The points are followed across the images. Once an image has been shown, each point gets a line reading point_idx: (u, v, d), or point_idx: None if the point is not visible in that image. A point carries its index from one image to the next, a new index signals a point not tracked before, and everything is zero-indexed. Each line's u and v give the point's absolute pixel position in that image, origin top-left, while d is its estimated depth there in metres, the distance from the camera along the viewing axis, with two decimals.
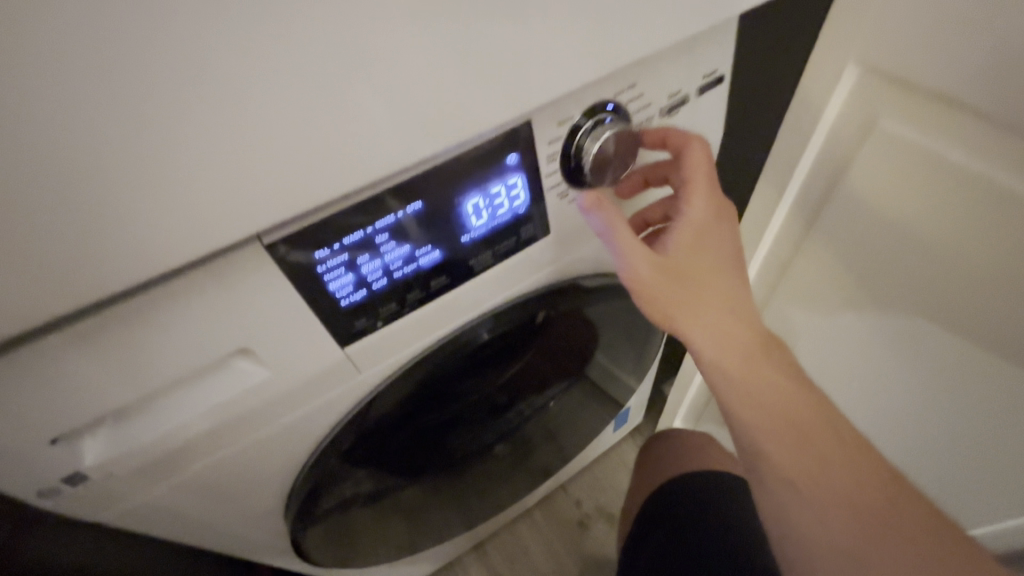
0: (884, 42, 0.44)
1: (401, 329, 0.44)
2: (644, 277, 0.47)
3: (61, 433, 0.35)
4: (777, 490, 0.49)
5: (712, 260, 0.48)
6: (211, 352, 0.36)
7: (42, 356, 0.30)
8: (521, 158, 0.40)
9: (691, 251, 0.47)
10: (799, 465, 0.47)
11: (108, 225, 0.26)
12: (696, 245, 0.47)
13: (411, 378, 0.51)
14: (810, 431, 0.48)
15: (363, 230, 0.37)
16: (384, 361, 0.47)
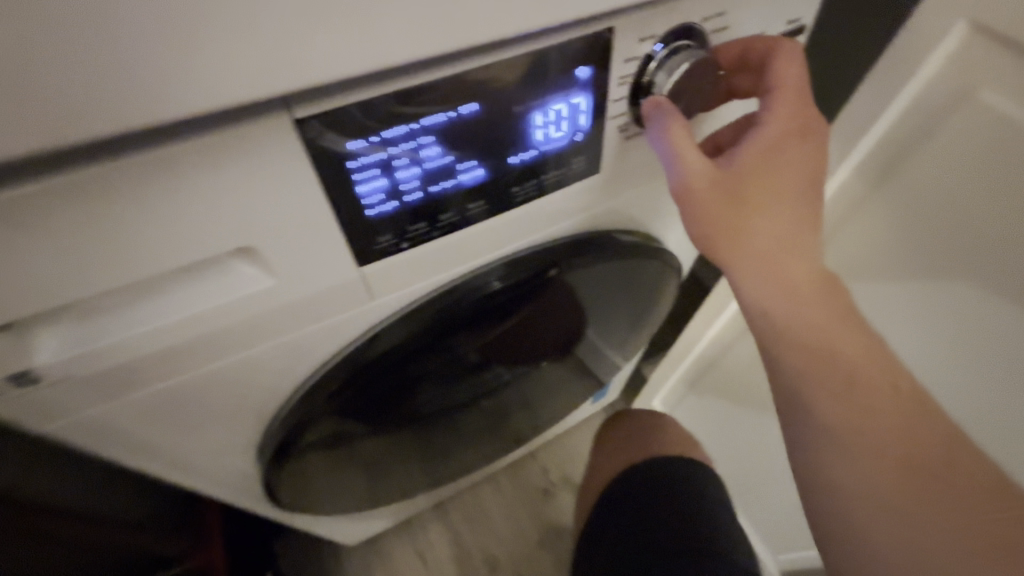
0: (993, 3, 0.41)
1: (417, 259, 0.39)
2: (696, 189, 0.38)
3: (15, 317, 0.28)
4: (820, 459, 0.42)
5: (791, 186, 0.38)
6: (209, 244, 0.30)
7: (1, 211, 0.24)
8: (592, 75, 0.35)
9: (769, 169, 0.38)
10: (858, 430, 0.40)
11: (123, 46, 0.21)
12: (775, 165, 0.38)
13: (415, 325, 0.46)
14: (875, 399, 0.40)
15: (408, 126, 0.31)
16: (389, 294, 0.41)
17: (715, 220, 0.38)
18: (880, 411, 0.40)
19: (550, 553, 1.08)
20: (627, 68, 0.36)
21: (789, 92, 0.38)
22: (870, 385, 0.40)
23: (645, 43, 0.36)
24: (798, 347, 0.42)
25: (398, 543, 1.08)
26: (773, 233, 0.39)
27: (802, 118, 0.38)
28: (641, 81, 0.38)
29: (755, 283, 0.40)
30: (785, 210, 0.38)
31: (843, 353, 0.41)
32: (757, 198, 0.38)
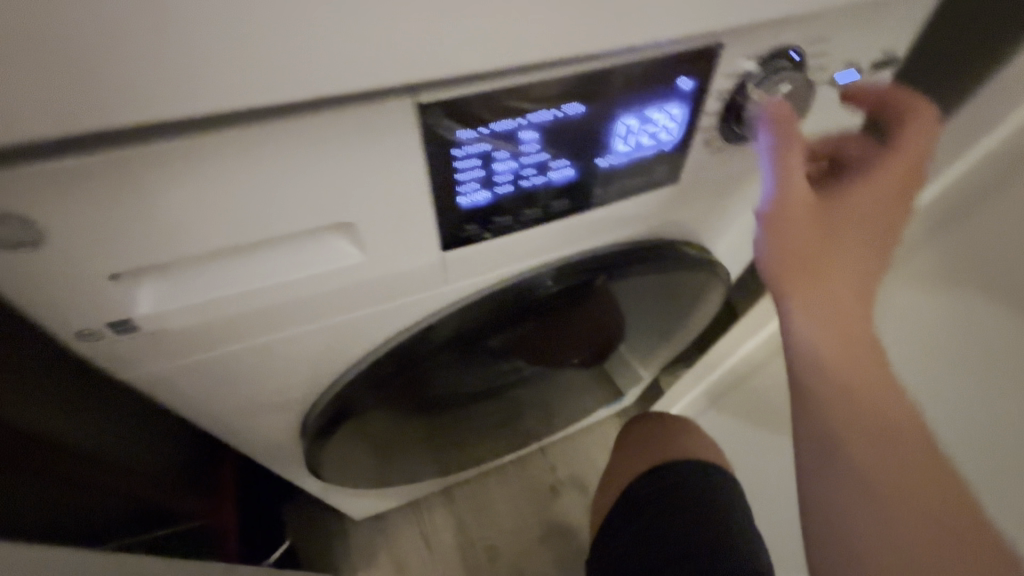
0: None
1: (486, 252, 0.40)
2: (792, 206, 0.38)
3: (127, 267, 0.29)
4: (842, 496, 0.42)
5: (868, 245, 0.42)
6: (314, 215, 0.31)
7: (140, 165, 0.25)
8: (694, 87, 0.36)
9: (856, 226, 0.41)
10: (885, 473, 0.41)
11: (285, 20, 0.22)
12: (862, 223, 0.41)
13: (469, 317, 0.47)
14: (907, 447, 0.40)
15: (516, 120, 0.31)
16: (449, 284, 0.42)
17: (800, 251, 0.40)
18: (917, 468, 0.40)
19: (551, 549, 1.07)
20: (724, 84, 0.37)
21: (901, 165, 0.40)
22: (913, 441, 0.41)
23: (746, 61, 0.36)
24: (846, 393, 0.42)
25: (403, 524, 1.06)
26: (847, 280, 0.41)
27: (902, 182, 0.41)
28: (736, 98, 0.38)
29: (822, 323, 0.41)
30: (860, 263, 0.42)
31: (886, 403, 0.41)
32: (839, 244, 0.41)
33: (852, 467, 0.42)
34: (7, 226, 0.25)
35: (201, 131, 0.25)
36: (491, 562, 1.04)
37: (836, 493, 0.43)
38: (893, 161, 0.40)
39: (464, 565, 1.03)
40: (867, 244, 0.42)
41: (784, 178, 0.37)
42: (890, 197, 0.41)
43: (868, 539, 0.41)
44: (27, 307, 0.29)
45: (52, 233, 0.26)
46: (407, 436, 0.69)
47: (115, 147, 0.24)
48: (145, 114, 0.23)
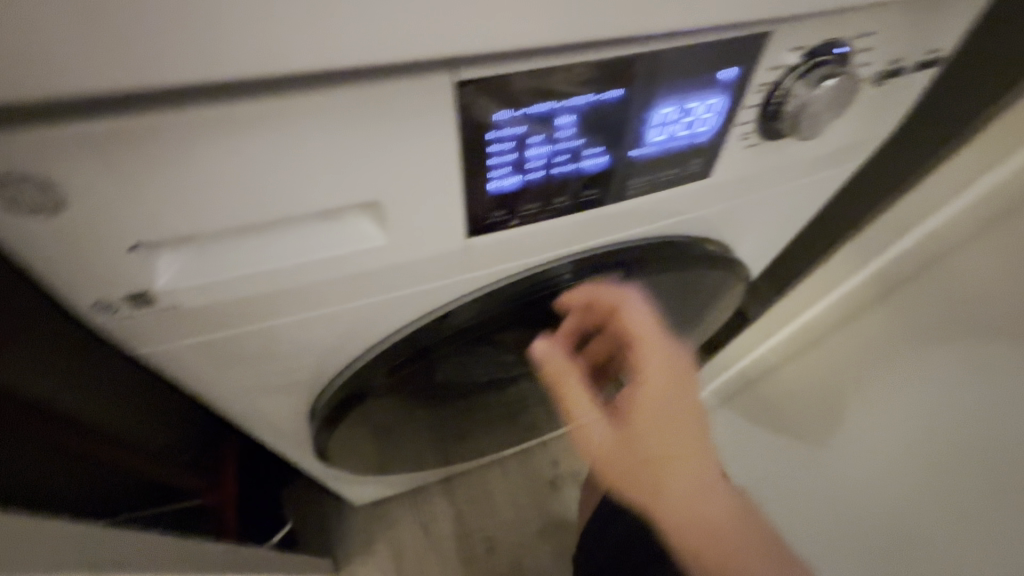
0: None
1: (505, 242, 0.39)
2: (604, 445, 0.52)
3: (148, 238, 0.28)
4: (695, 546, 0.47)
5: (679, 383, 0.53)
6: (341, 193, 0.30)
7: (167, 131, 0.24)
8: (737, 76, 0.35)
9: (659, 366, 0.54)
10: (717, 518, 0.48)
11: None
12: (656, 351, 0.55)
13: (484, 308, 0.46)
14: (726, 502, 0.49)
15: (554, 103, 0.31)
16: (467, 273, 0.41)
17: (605, 449, 0.52)
18: (740, 530, 0.48)
19: (548, 541, 1.04)
20: (766, 76, 0.36)
21: (650, 335, 0.55)
22: (722, 503, 0.48)
23: (789, 53, 0.35)
24: (681, 499, 0.47)
25: (402, 510, 1.04)
26: (671, 418, 0.51)
27: (666, 371, 0.53)
28: (777, 92, 0.37)
29: (664, 465, 0.48)
30: (670, 396, 0.52)
31: (703, 481, 0.48)
32: (674, 395, 0.52)
33: (695, 517, 0.47)
34: (26, 189, 0.24)
35: (234, 99, 0.24)
36: (489, 552, 1.02)
37: (687, 542, 0.47)
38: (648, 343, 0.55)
39: (461, 555, 1.01)
40: (679, 417, 0.51)
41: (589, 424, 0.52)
42: (674, 404, 0.52)
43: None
44: (42, 274, 0.28)
45: (72, 198, 0.25)
46: (412, 425, 0.67)
47: (141, 111, 0.23)
48: (171, 75, 0.22)
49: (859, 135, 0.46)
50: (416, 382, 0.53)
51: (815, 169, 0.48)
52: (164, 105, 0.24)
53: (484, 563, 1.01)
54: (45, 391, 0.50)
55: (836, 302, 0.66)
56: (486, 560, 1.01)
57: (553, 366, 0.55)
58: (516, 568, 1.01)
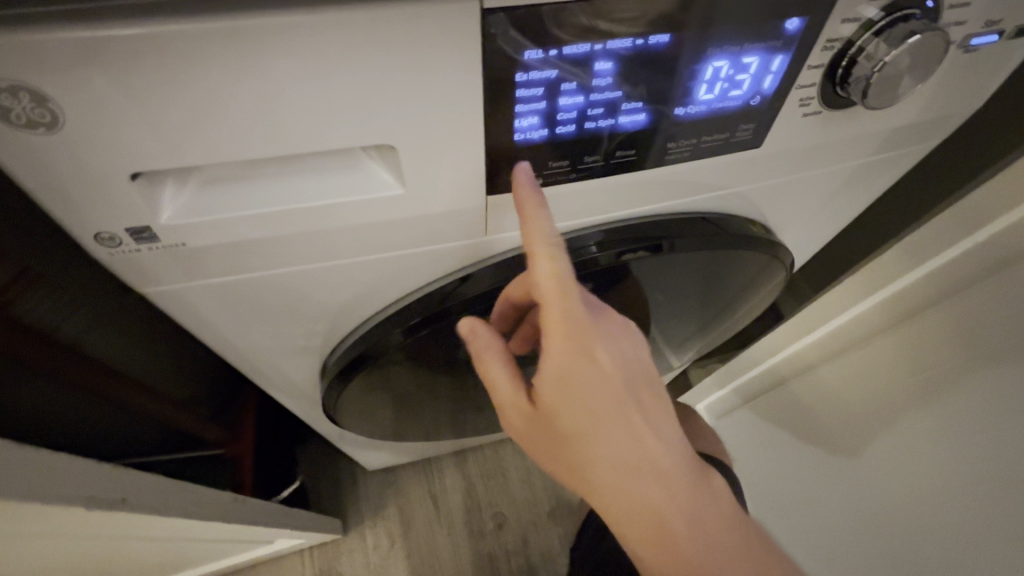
0: None
1: None
2: (519, 422, 0.40)
3: (145, 168, 0.27)
4: (640, 539, 0.38)
5: (590, 357, 0.35)
6: (352, 133, 0.28)
7: (161, 45, 0.23)
8: (800, 29, 0.31)
9: (563, 335, 0.34)
10: (670, 508, 0.37)
11: None
12: (566, 315, 0.34)
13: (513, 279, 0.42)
14: (680, 486, 0.37)
15: (592, 45, 0.28)
16: (488, 235, 0.38)
17: (523, 426, 0.40)
18: (688, 525, 0.37)
19: (558, 524, 1.01)
20: (838, 30, 0.31)
21: (554, 288, 0.34)
22: (667, 489, 0.37)
23: (867, 6, 0.31)
24: (607, 488, 0.37)
25: (413, 479, 1.03)
26: (587, 409, 0.35)
27: (574, 335, 0.34)
28: (849, 51, 0.32)
29: (572, 449, 0.37)
30: (584, 374, 0.35)
31: (653, 462, 0.36)
32: (580, 379, 0.35)
33: (633, 510, 0.37)
34: (20, 100, 0.23)
35: (246, 14, 0.23)
36: (497, 529, 1.00)
37: (631, 533, 0.38)
38: (553, 313, 0.34)
39: (469, 528, 1.00)
40: (608, 396, 0.35)
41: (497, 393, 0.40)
42: (588, 372, 0.35)
43: None
44: (44, 199, 0.27)
45: (68, 115, 0.24)
46: (427, 398, 0.66)
47: (141, 23, 0.22)
48: None
49: (938, 110, 0.41)
50: (430, 354, 0.51)
51: (881, 146, 0.44)
52: (169, 16, 0.22)
53: (491, 539, 1.00)
54: (67, 330, 0.51)
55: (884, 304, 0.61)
56: (494, 536, 1.00)
57: (474, 343, 0.40)
58: (523, 548, 0.99)
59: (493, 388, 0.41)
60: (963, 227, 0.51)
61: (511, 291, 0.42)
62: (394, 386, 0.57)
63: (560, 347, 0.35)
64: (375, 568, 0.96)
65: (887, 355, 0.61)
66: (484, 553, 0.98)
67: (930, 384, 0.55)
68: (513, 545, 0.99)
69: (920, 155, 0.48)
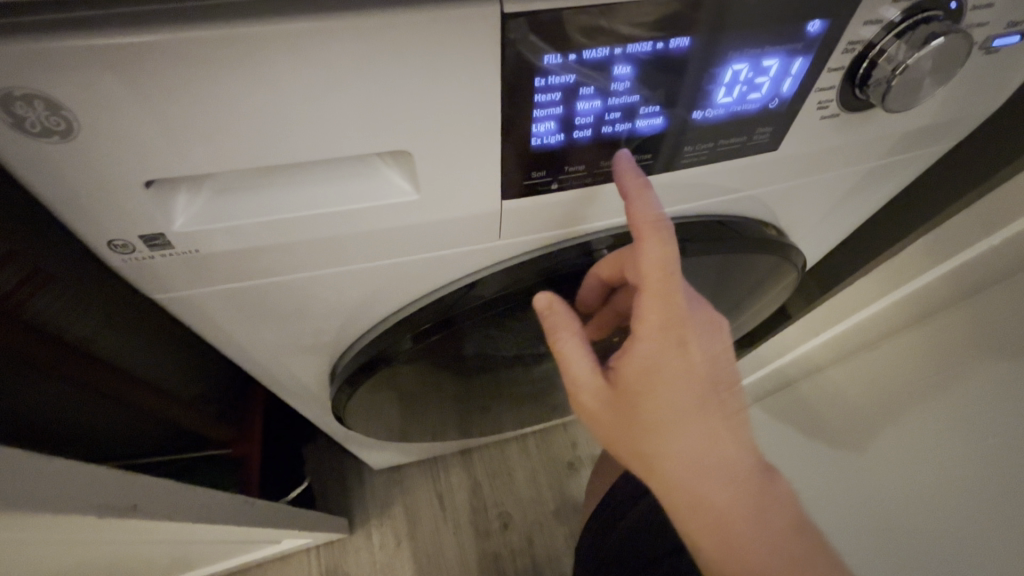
0: None
1: (543, 208, 0.36)
2: (588, 404, 0.41)
3: (159, 175, 0.27)
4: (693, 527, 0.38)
5: (681, 346, 0.37)
6: (368, 140, 0.27)
7: (175, 53, 0.22)
8: (822, 32, 0.30)
9: (659, 322, 0.36)
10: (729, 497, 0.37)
11: None
12: (663, 303, 0.36)
13: (523, 284, 0.42)
14: (741, 477, 0.38)
15: (612, 49, 0.27)
16: (501, 239, 0.38)
17: (594, 408, 0.41)
18: (752, 524, 0.38)
19: (564, 524, 1.01)
20: (859, 33, 0.31)
21: (655, 276, 0.36)
22: (733, 484, 0.38)
23: (888, 7, 0.30)
24: (676, 479, 0.38)
25: (420, 478, 1.03)
26: (670, 396, 0.37)
27: (670, 321, 0.36)
28: (870, 53, 0.32)
29: (646, 437, 0.38)
30: (671, 360, 0.37)
31: (725, 459, 0.38)
32: (668, 365, 0.37)
33: (694, 495, 0.38)
34: (34, 108, 0.23)
35: (261, 20, 0.22)
36: (503, 528, 1.00)
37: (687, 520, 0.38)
38: (651, 298, 0.36)
39: (474, 527, 1.00)
40: (693, 386, 0.37)
41: (573, 372, 0.41)
42: (675, 358, 0.37)
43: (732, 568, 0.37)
44: (55, 207, 0.27)
45: (82, 123, 0.24)
46: (435, 399, 0.65)
47: (156, 29, 0.22)
48: None
49: (957, 111, 0.40)
50: (442, 355, 0.50)
51: (899, 146, 0.43)
52: (185, 23, 0.22)
53: (497, 538, 1.00)
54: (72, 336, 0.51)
55: (896, 305, 0.60)
56: (500, 535, 1.00)
57: (550, 320, 0.41)
58: (529, 547, 0.99)
59: (568, 369, 0.41)
60: (978, 227, 0.50)
61: (601, 271, 0.43)
62: (402, 387, 0.57)
63: (653, 331, 0.37)
64: (381, 567, 0.96)
65: (898, 356, 0.60)
66: (490, 553, 0.98)
67: (941, 387, 0.55)
68: (518, 544, 0.99)
69: (935, 155, 0.47)
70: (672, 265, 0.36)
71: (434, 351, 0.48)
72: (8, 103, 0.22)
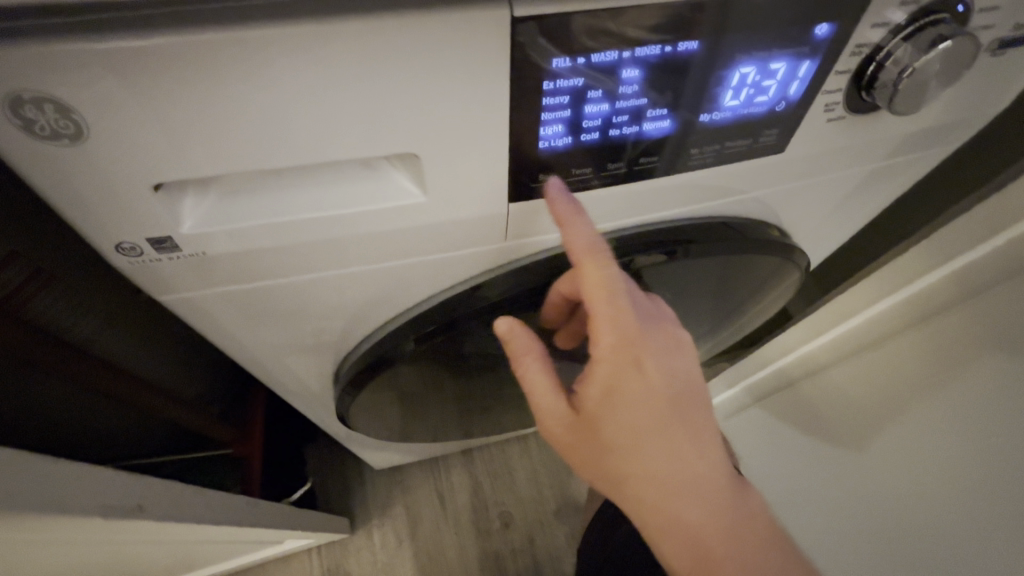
0: None
1: (548, 210, 0.36)
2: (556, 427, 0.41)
3: (166, 178, 0.27)
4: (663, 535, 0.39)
5: (634, 365, 0.36)
6: (376, 143, 0.27)
7: (184, 55, 0.22)
8: (829, 35, 0.30)
9: (612, 344, 0.36)
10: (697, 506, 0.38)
11: None
12: (615, 327, 0.36)
13: (524, 286, 0.42)
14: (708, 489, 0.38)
15: (621, 52, 0.27)
16: (505, 241, 0.38)
17: (562, 434, 0.40)
18: (724, 541, 0.38)
19: (564, 524, 1.01)
20: (866, 36, 0.31)
21: (603, 299, 0.36)
22: (699, 497, 0.38)
23: (896, 11, 0.30)
24: (648, 503, 0.38)
25: (421, 478, 1.03)
26: (630, 416, 0.37)
27: (619, 340, 0.36)
28: (876, 56, 0.32)
29: (617, 462, 0.38)
30: (628, 380, 0.36)
31: (695, 479, 0.37)
32: (625, 385, 0.36)
33: (662, 507, 0.38)
34: (44, 112, 0.23)
35: (274, 23, 0.22)
36: (504, 528, 1.00)
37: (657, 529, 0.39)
38: (599, 318, 0.36)
39: (476, 527, 1.00)
40: (651, 406, 0.36)
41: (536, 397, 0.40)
42: (629, 376, 0.36)
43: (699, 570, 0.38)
44: (64, 209, 0.27)
45: (92, 126, 0.24)
46: (437, 399, 0.65)
47: (166, 32, 0.22)
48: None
49: (961, 114, 0.40)
50: (444, 356, 0.50)
51: (904, 147, 0.43)
52: (198, 26, 0.22)
53: (498, 538, 1.00)
54: (76, 337, 0.51)
55: (898, 307, 0.61)
56: (501, 535, 1.00)
57: (511, 345, 0.40)
58: (529, 546, 0.99)
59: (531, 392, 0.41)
60: (983, 228, 0.50)
61: (561, 288, 0.43)
62: (405, 387, 0.57)
63: (606, 349, 0.36)
64: (382, 566, 0.96)
65: (901, 357, 0.60)
66: (491, 552, 0.98)
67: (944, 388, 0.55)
68: (519, 544, 0.99)
69: (939, 157, 0.47)
70: (613, 283, 0.35)
71: (437, 352, 0.48)
72: (18, 107, 0.22)
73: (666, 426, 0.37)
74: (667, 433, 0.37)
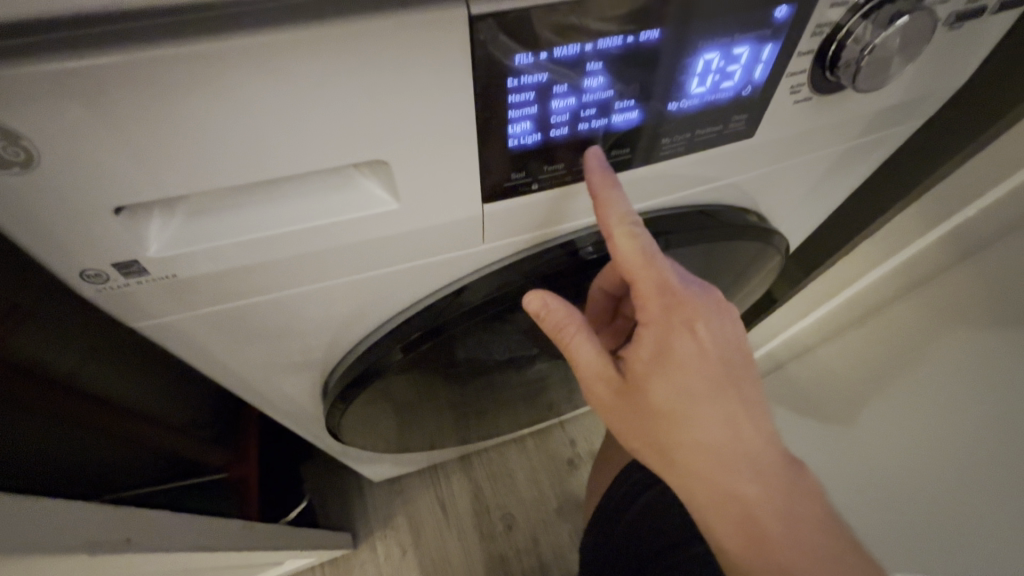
0: None
1: (526, 208, 0.36)
2: (605, 399, 0.40)
3: (127, 200, 0.26)
4: (714, 501, 0.37)
5: (685, 328, 0.37)
6: (342, 152, 0.27)
7: (131, 73, 0.22)
8: (789, 16, 0.30)
9: (660, 307, 0.37)
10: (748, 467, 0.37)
11: None
12: (662, 293, 0.37)
13: (507, 287, 0.42)
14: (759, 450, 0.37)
15: (582, 45, 0.27)
16: (485, 242, 0.38)
17: (613, 405, 0.40)
18: (778, 504, 0.37)
19: (568, 522, 1.00)
20: (827, 15, 0.31)
21: (647, 266, 0.36)
22: (752, 459, 0.37)
23: None
24: (698, 477, 0.37)
25: (420, 487, 1.03)
26: (685, 380, 0.36)
27: (666, 304, 0.37)
28: (837, 35, 0.32)
29: (673, 432, 0.37)
30: (681, 343, 0.37)
31: (748, 450, 0.37)
32: (678, 348, 0.37)
33: (713, 470, 0.37)
34: None
35: (226, 37, 0.22)
36: (508, 531, 1.00)
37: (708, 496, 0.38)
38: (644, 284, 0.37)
39: (479, 533, 0.99)
40: (704, 368, 0.36)
41: (585, 370, 0.40)
42: (678, 341, 0.37)
43: (746, 531, 0.37)
44: (22, 239, 0.26)
45: (43, 152, 0.23)
46: (428, 407, 0.64)
47: (109, 51, 0.21)
48: None
49: (925, 87, 0.41)
50: (434, 363, 0.50)
51: (871, 125, 0.43)
52: (143, 41, 0.21)
53: (503, 542, 0.99)
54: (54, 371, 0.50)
55: (880, 282, 0.61)
56: (505, 538, 0.99)
57: (549, 319, 0.39)
58: (534, 547, 0.99)
59: (577, 364, 0.40)
60: (956, 199, 0.51)
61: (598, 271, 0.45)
62: (394, 398, 0.56)
63: (656, 314, 0.37)
64: None
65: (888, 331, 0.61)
66: (496, 556, 0.98)
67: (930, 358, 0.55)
68: (524, 546, 0.99)
69: (905, 133, 0.48)
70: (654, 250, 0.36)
71: (426, 360, 0.48)
72: None
73: (722, 388, 0.37)
74: (723, 395, 0.37)
